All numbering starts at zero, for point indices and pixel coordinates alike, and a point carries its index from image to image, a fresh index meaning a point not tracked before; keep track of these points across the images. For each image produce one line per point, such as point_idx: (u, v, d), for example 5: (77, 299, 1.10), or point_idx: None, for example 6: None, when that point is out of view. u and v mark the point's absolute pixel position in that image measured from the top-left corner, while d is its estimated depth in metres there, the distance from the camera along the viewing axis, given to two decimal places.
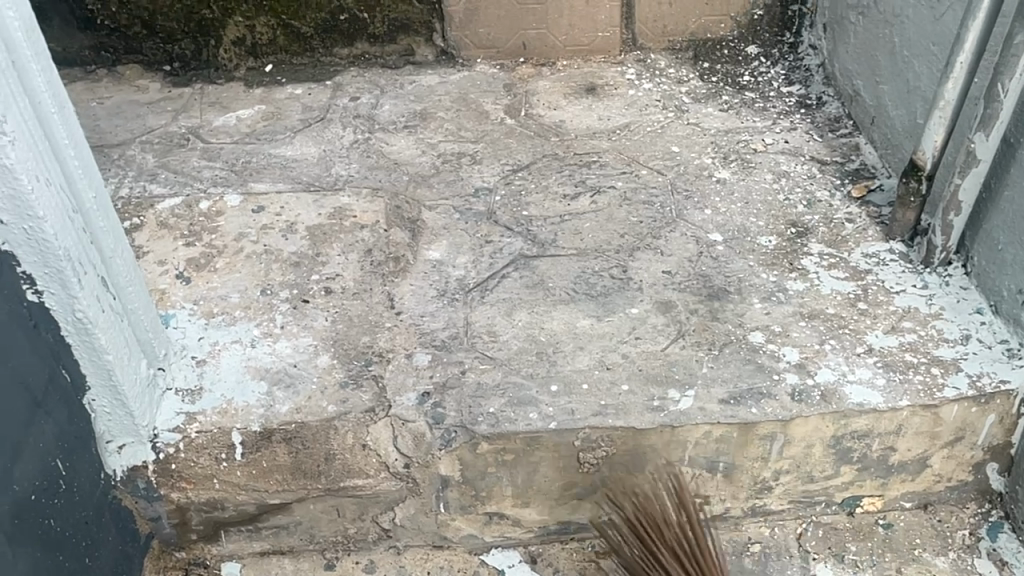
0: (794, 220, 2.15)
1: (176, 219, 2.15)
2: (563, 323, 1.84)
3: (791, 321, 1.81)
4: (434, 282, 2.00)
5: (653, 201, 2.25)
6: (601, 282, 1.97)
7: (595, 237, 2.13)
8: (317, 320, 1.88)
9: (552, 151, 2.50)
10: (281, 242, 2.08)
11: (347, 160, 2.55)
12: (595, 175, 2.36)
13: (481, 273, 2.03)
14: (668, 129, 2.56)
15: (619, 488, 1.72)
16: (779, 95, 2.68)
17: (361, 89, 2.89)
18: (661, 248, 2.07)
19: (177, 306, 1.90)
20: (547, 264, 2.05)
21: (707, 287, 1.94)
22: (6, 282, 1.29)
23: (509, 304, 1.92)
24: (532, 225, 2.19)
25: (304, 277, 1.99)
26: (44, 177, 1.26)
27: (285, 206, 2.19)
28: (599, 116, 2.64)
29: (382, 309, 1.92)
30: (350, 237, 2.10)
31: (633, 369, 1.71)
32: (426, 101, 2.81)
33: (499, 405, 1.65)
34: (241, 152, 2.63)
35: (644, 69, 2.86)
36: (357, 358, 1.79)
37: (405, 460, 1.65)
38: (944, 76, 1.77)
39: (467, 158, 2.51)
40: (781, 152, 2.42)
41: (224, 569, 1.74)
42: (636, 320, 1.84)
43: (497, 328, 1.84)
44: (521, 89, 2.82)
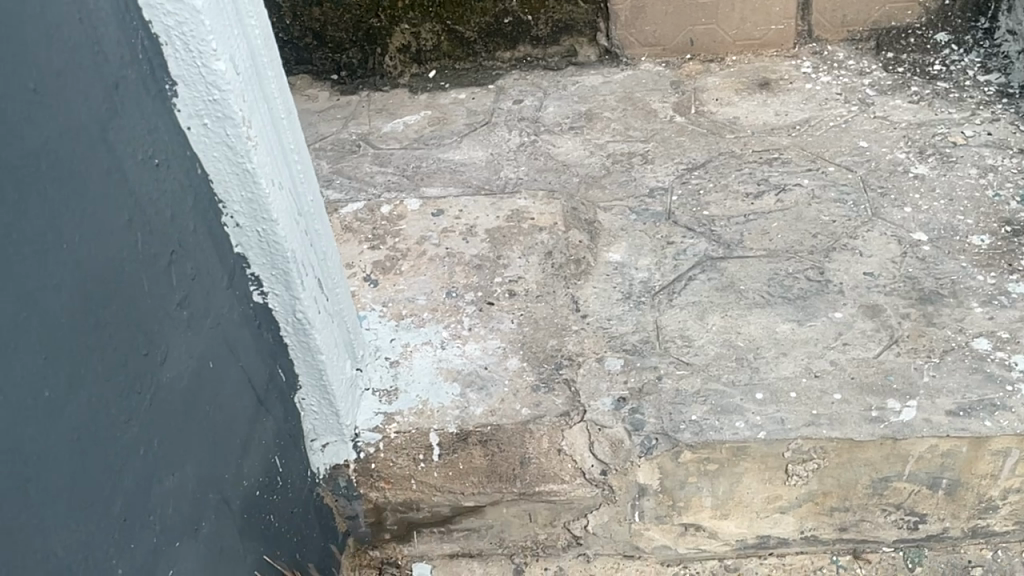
0: (1008, 218, 1.98)
1: (359, 222, 2.20)
2: (760, 328, 1.76)
3: (1019, 328, 1.66)
4: (618, 285, 1.95)
5: (845, 199, 2.13)
6: (797, 285, 1.87)
7: (784, 238, 2.03)
8: (504, 323, 1.87)
9: (728, 149, 2.41)
10: (463, 245, 2.09)
11: (515, 162, 2.55)
12: (777, 174, 2.26)
13: (665, 275, 1.96)
14: (852, 124, 2.42)
15: (827, 504, 1.62)
16: (976, 84, 2.50)
17: (524, 92, 2.88)
18: (859, 248, 1.95)
19: (368, 307, 1.95)
20: (736, 265, 1.96)
21: (916, 290, 1.80)
22: (239, 282, 1.33)
23: (699, 308, 1.84)
24: (714, 226, 2.10)
25: (488, 280, 1.98)
26: (277, 180, 1.30)
27: (463, 209, 2.20)
28: (775, 111, 2.54)
29: (567, 312, 1.88)
30: (529, 239, 2.08)
31: (844, 377, 1.61)
32: (590, 101, 2.77)
33: (702, 412, 1.58)
34: (411, 157, 2.67)
35: (821, 62, 2.72)
36: (547, 361, 1.76)
37: (602, 467, 1.60)
38: None
39: (638, 157, 2.45)
40: (985, 145, 2.24)
41: (415, 569, 1.74)
42: (841, 325, 1.73)
43: (690, 333, 1.77)
44: (689, 87, 2.74)
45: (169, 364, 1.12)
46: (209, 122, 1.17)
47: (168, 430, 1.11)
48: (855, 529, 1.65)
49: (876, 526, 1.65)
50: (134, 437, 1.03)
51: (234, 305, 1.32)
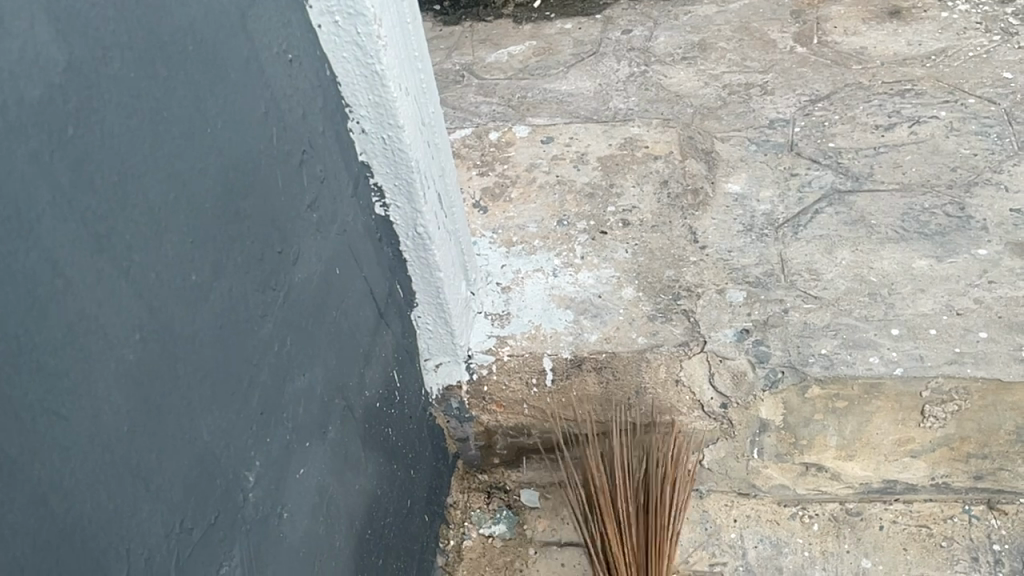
0: None
1: (467, 149, 2.16)
2: (895, 264, 1.65)
3: None
4: (738, 216, 1.86)
5: (988, 131, 1.98)
6: (935, 221, 1.75)
7: (919, 171, 1.90)
8: (618, 252, 1.81)
9: (855, 80, 2.27)
10: (574, 173, 2.03)
11: (625, 93, 2.46)
12: (910, 106, 2.12)
13: (790, 208, 1.86)
14: (994, 54, 2.25)
15: (963, 450, 1.53)
16: None
17: (633, 22, 2.77)
18: (1003, 183, 1.82)
19: (478, 234, 1.91)
20: (867, 199, 1.85)
21: None
22: (362, 192, 1.31)
23: (827, 242, 1.75)
24: (842, 158, 1.99)
25: (600, 208, 1.92)
26: (404, 86, 1.26)
27: (574, 137, 2.13)
28: (908, 41, 2.37)
29: (684, 243, 1.81)
30: (643, 167, 2.01)
31: (990, 316, 1.50)
32: (704, 31, 2.64)
33: (833, 347, 1.51)
34: (516, 87, 2.61)
35: None
36: (664, 291, 1.70)
37: (722, 400, 1.55)
38: None
39: (757, 88, 2.33)
40: None
41: (522, 495, 1.75)
42: (987, 263, 1.62)
43: (818, 266, 1.68)
44: (811, 16, 2.58)
45: (300, 266, 1.11)
46: (340, 20, 1.14)
47: (299, 332, 1.10)
48: (991, 478, 1.57)
49: (1014, 477, 1.56)
50: (268, 334, 1.02)
51: (358, 214, 1.30)
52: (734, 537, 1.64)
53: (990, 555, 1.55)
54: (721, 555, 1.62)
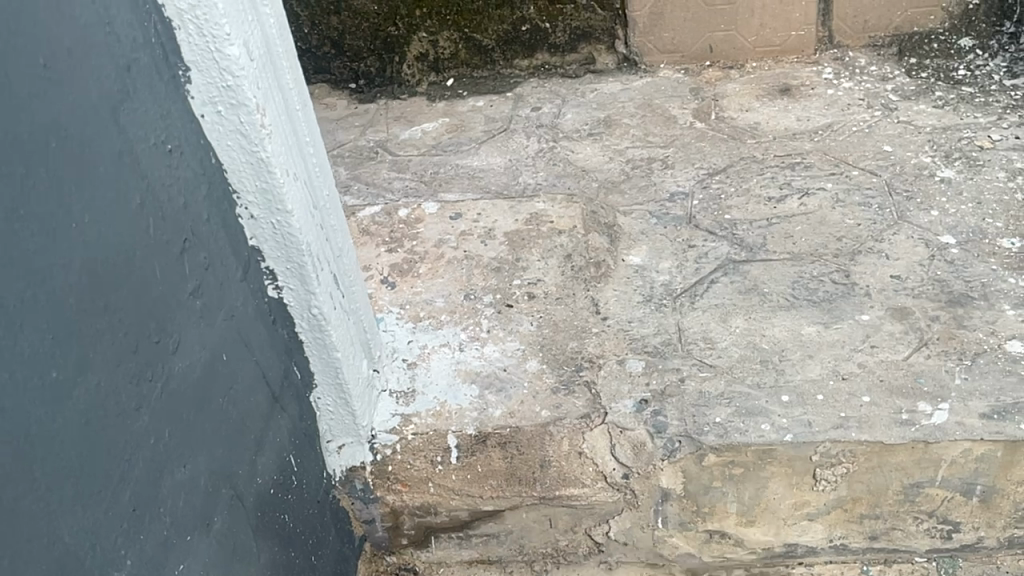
0: None
1: (377, 226, 2.17)
2: (785, 331, 1.72)
3: None
4: (639, 288, 1.92)
5: (870, 202, 2.10)
6: (822, 288, 1.84)
7: (808, 241, 2.01)
8: (523, 324, 1.84)
9: (750, 154, 2.40)
10: (481, 248, 2.06)
11: (534, 169, 2.54)
12: (799, 178, 2.24)
13: (687, 278, 1.94)
14: (875, 129, 2.39)
15: (857, 511, 1.58)
16: (1003, 89, 2.44)
17: (543, 99, 2.87)
18: (885, 251, 1.92)
19: (385, 310, 1.91)
20: (759, 268, 1.94)
21: (946, 293, 1.77)
22: (253, 276, 1.31)
23: (722, 310, 1.81)
24: (737, 229, 2.09)
25: (506, 281, 1.95)
26: (292, 171, 1.28)
27: (481, 213, 2.17)
28: (797, 117, 2.52)
29: (588, 314, 1.85)
30: (548, 242, 2.06)
31: (872, 379, 1.57)
32: (609, 108, 2.76)
33: (726, 415, 1.54)
34: (429, 164, 2.66)
35: (843, 68, 2.68)
36: (567, 363, 1.73)
37: (624, 470, 1.56)
38: None
39: (658, 163, 2.45)
40: (1012, 149, 2.19)
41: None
42: (869, 327, 1.70)
43: (714, 335, 1.74)
44: (709, 93, 2.72)
45: (181, 354, 1.10)
46: (222, 110, 1.16)
47: (179, 422, 1.08)
48: (885, 538, 1.61)
49: (907, 535, 1.61)
50: (144, 426, 1.00)
51: (248, 298, 1.30)
52: None
53: None
54: None
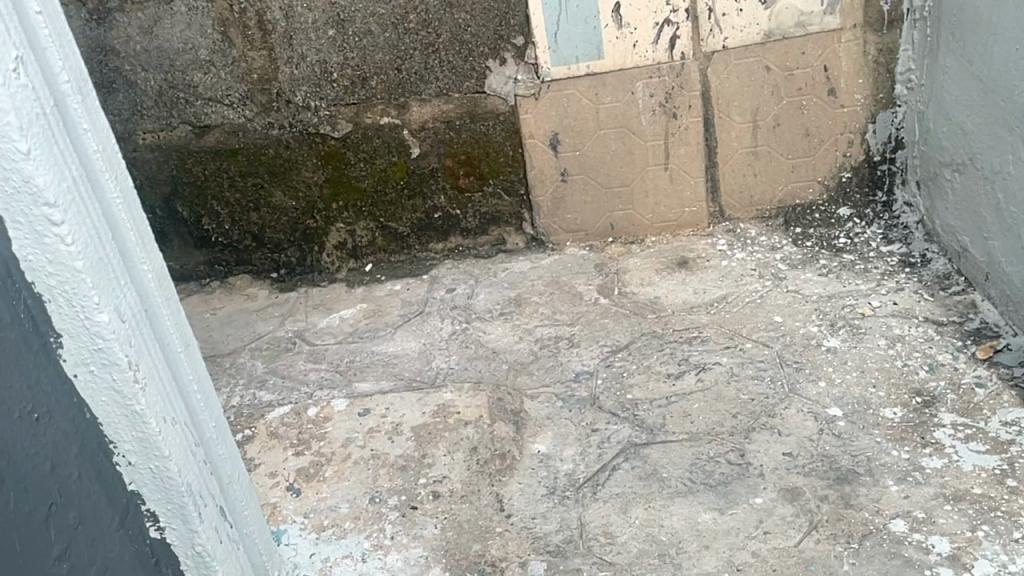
0: (917, 387, 2.03)
1: (286, 427, 2.19)
2: (683, 520, 1.75)
3: (934, 505, 1.67)
4: (543, 478, 1.94)
5: (763, 375, 2.19)
6: (718, 470, 1.89)
7: (705, 418, 2.07)
8: (427, 528, 1.82)
9: (650, 329, 2.50)
10: (388, 445, 2.07)
11: (447, 352, 2.60)
12: (696, 353, 2.34)
13: (589, 465, 1.97)
14: (767, 299, 2.52)
15: None
16: (880, 255, 2.61)
17: (457, 281, 2.98)
18: (777, 427, 1.99)
19: (288, 521, 1.89)
20: (659, 450, 1.99)
21: (834, 469, 1.83)
22: (132, 521, 1.31)
23: (623, 500, 1.84)
24: (638, 409, 2.15)
25: (412, 481, 1.95)
26: (169, 415, 1.32)
27: (389, 407, 2.20)
28: (694, 289, 2.65)
29: (492, 511, 1.85)
30: (454, 434, 2.08)
31: (764, 569, 1.61)
32: (519, 287, 2.87)
33: None
34: (345, 352, 2.70)
35: (734, 239, 2.85)
36: (470, 569, 1.72)
37: None
38: None
39: (564, 341, 2.54)
40: (891, 315, 2.32)
41: None
42: (762, 512, 1.74)
43: (614, 529, 1.75)
44: (612, 268, 2.86)
45: None
46: (95, 369, 1.21)
47: None
48: None
49: None
50: None
51: (127, 546, 1.29)
52: None
53: None
54: None
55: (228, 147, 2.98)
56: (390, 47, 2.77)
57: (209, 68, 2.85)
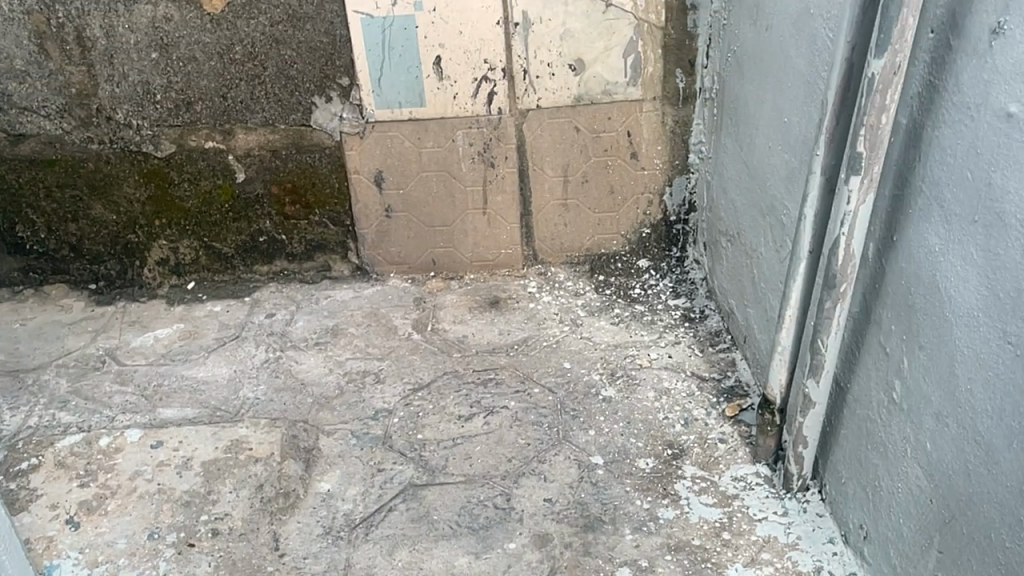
0: (670, 440, 2.28)
1: (74, 457, 2.23)
2: (441, 564, 1.93)
3: (657, 554, 1.91)
4: (322, 517, 2.06)
5: (542, 421, 2.39)
6: (484, 513, 2.06)
7: (483, 461, 2.25)
8: (200, 566, 1.91)
9: (452, 368, 2.66)
10: (175, 480, 2.14)
11: (256, 380, 2.67)
12: (489, 395, 2.52)
13: (368, 506, 2.10)
14: (562, 344, 2.73)
15: None
16: (666, 308, 2.87)
17: (278, 305, 3.04)
18: (544, 473, 2.19)
19: (61, 555, 1.94)
20: (435, 492, 2.14)
21: (583, 516, 2.04)
22: None
23: (391, 542, 1.99)
24: (424, 450, 2.30)
25: (192, 518, 2.03)
26: None
27: (182, 441, 2.27)
28: (499, 330, 2.83)
29: (267, 551, 1.96)
30: (243, 471, 2.17)
31: None
32: (338, 315, 2.97)
33: None
34: (153, 374, 2.72)
35: (544, 282, 3.05)
36: None
37: None
38: (775, 362, 1.98)
39: (371, 375, 2.66)
40: (664, 367, 2.57)
41: None
42: (512, 557, 1.94)
43: (376, 571, 1.91)
44: (429, 303, 3.00)
45: None
46: None
47: None
48: None
49: None
50: None
51: None
52: None
53: None
54: None
55: (47, 158, 2.93)
56: (216, 75, 2.80)
57: (25, 78, 2.82)
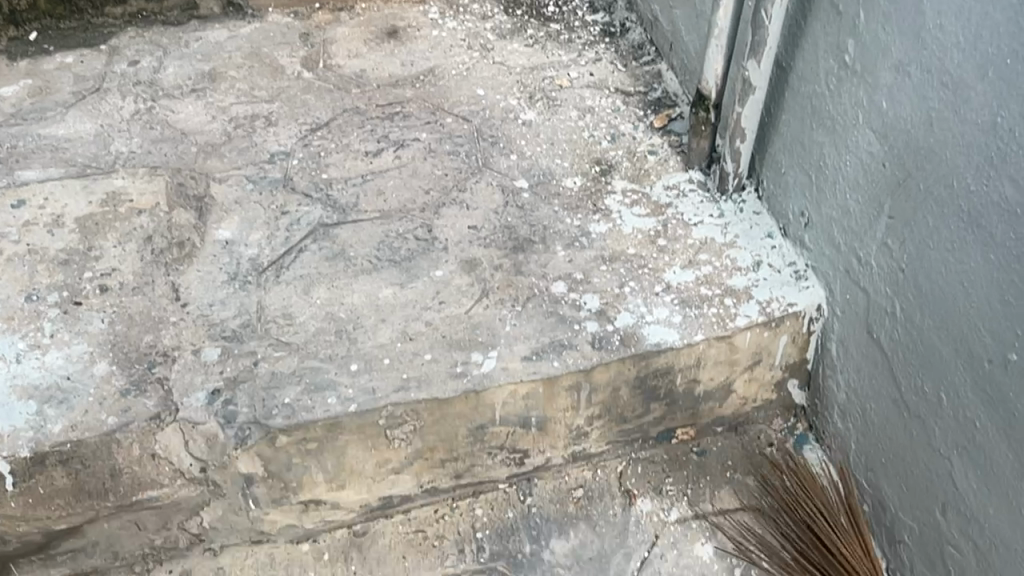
0: (598, 157, 2.11)
1: None
2: (363, 296, 1.76)
3: (592, 266, 1.80)
4: (225, 265, 1.84)
5: (458, 151, 2.14)
6: (405, 246, 1.87)
7: (398, 197, 2.01)
8: (92, 324, 1.71)
9: (353, 105, 2.38)
10: (47, 240, 1.87)
11: (128, 134, 2.33)
12: (397, 129, 2.21)
13: (275, 249, 1.88)
14: (473, 71, 2.46)
15: (436, 457, 1.71)
16: (584, 25, 2.61)
17: (141, 51, 2.62)
18: (466, 201, 1.99)
19: None
20: (349, 232, 1.92)
21: (512, 239, 1.88)
22: None
23: (305, 282, 1.80)
24: (331, 189, 2.03)
25: (75, 277, 1.80)
26: None
27: (48, 198, 1.97)
28: (402, 61, 2.53)
29: (165, 302, 1.75)
30: (126, 224, 1.92)
31: (434, 336, 1.68)
32: (214, 60, 2.58)
33: (296, 393, 1.58)
34: (3, 136, 2.34)
35: (447, 6, 2.72)
36: (138, 361, 1.64)
37: (201, 464, 1.58)
38: (709, 52, 1.82)
39: (261, 120, 2.35)
40: (585, 87, 2.36)
41: None
42: (439, 282, 1.79)
43: (293, 309, 1.74)
44: (319, 38, 2.64)
45: None
46: None
47: None
48: (469, 474, 1.77)
49: (487, 468, 1.77)
50: None
51: None
52: None
53: (473, 543, 1.74)
54: None
55: None
56: None
57: None
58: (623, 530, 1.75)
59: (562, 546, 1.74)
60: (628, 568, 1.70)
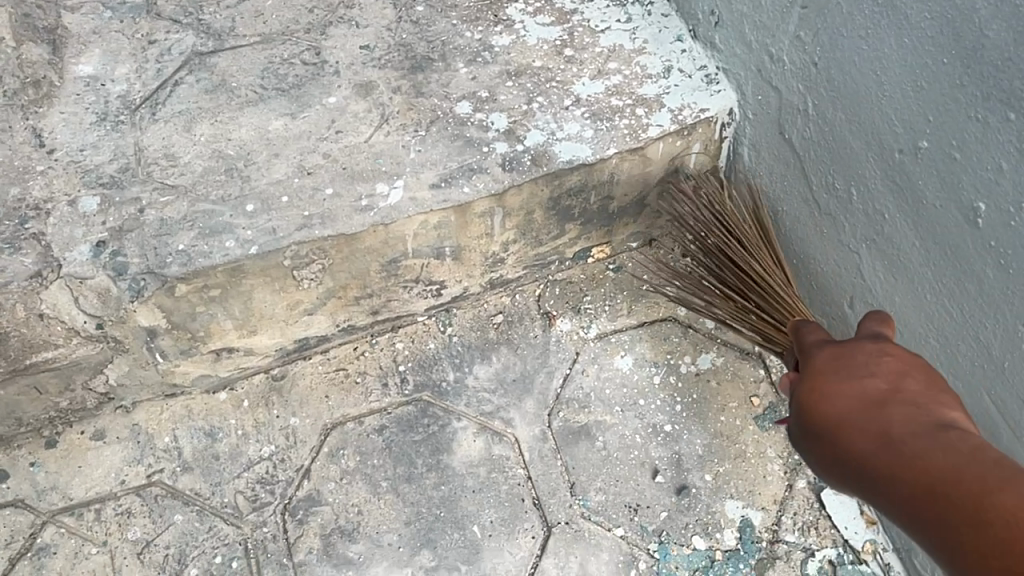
0: None
1: None
2: (252, 131, 1.62)
3: (497, 83, 1.69)
4: (91, 104, 1.65)
5: None
6: (292, 73, 1.72)
7: (279, 18, 1.81)
8: None
9: None
10: None
11: None
12: None
13: (147, 84, 1.69)
14: None
15: (349, 295, 1.66)
16: None
17: None
18: (355, 18, 1.81)
19: None
20: (228, 59, 1.74)
21: (408, 58, 1.74)
22: None
23: (186, 118, 1.64)
24: (203, 13, 1.81)
25: None
26: None
27: None
28: None
29: (28, 149, 1.58)
30: None
31: (335, 170, 1.57)
32: None
33: (189, 240, 1.48)
34: None
35: None
36: (8, 217, 1.49)
37: (96, 321, 1.48)
38: None
39: None
40: None
41: None
42: (335, 111, 1.65)
43: (176, 150, 1.59)
44: None
45: None
46: None
47: None
48: (386, 308, 1.73)
49: (404, 302, 1.74)
50: None
51: None
52: (168, 440, 1.64)
53: (396, 376, 1.73)
54: (156, 462, 1.62)
55: None
56: None
57: None
58: (544, 350, 1.76)
59: (485, 371, 1.74)
60: (550, 386, 1.72)
